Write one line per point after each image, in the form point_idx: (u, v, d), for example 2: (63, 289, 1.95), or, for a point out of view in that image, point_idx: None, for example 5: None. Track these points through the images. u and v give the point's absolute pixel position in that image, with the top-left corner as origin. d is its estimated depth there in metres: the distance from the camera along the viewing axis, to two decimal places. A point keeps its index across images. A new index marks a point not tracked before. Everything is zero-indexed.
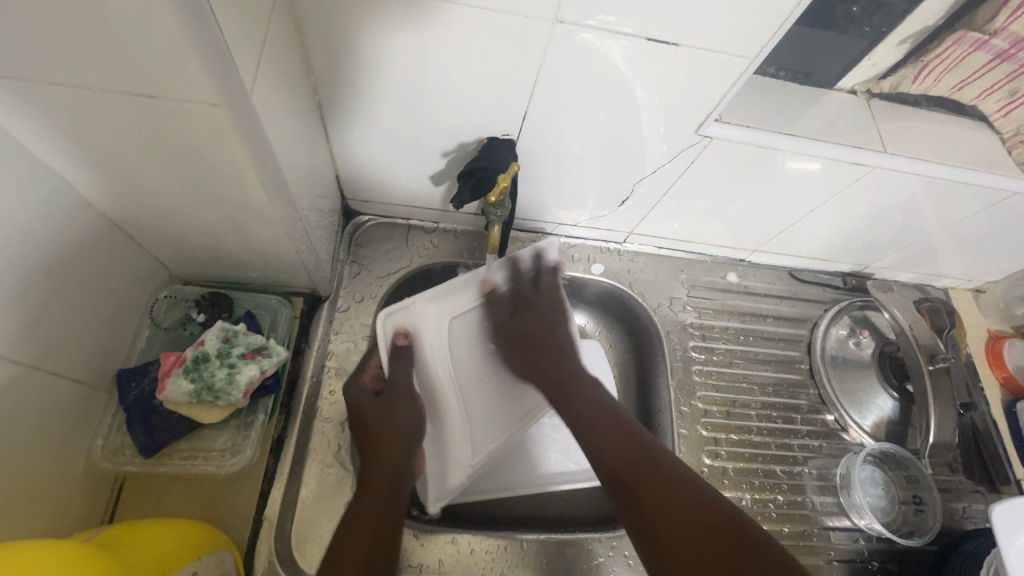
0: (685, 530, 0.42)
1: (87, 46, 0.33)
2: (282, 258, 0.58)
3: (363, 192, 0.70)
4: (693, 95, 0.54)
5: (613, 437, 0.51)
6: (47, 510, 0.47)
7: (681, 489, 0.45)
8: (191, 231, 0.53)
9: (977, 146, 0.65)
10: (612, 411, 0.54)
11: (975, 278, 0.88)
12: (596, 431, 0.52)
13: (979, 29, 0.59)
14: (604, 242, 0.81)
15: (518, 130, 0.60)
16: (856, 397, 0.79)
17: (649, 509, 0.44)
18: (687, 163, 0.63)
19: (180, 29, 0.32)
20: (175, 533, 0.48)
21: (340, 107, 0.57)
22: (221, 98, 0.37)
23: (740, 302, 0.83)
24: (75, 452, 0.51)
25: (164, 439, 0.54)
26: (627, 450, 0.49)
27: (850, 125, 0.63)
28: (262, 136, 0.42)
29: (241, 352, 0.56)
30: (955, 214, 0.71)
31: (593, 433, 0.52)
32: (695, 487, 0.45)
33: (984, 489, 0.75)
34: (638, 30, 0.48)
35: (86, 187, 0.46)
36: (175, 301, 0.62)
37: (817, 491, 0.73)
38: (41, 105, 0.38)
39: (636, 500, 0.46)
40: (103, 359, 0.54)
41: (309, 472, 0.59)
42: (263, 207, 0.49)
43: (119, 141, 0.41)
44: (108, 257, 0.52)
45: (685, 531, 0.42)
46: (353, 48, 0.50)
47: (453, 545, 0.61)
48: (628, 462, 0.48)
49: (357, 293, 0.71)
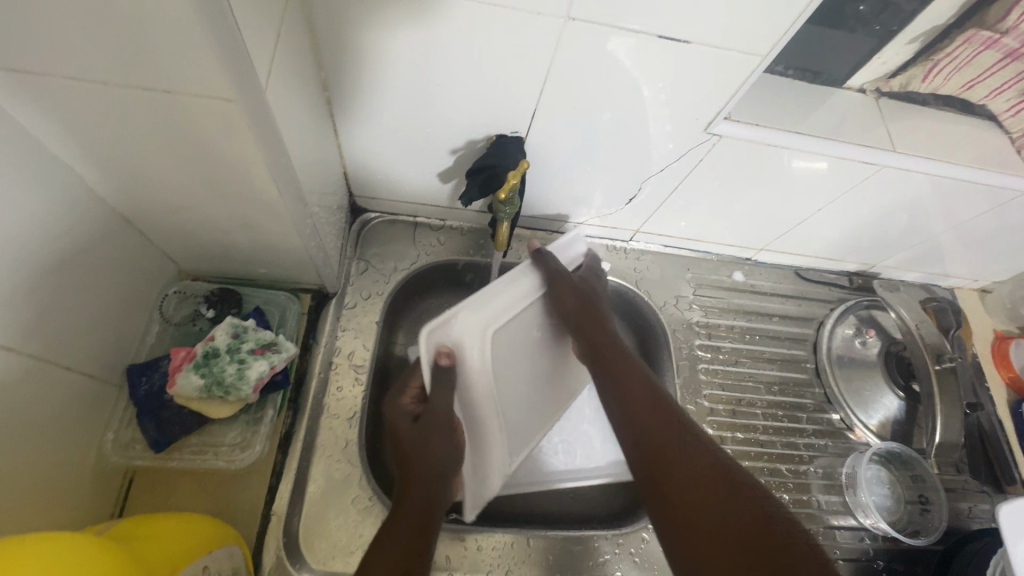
0: (701, 493, 0.40)
1: (105, 42, 0.34)
2: (291, 254, 0.58)
3: (370, 189, 0.71)
4: (703, 94, 0.54)
5: (644, 414, 0.48)
6: (59, 503, 0.47)
7: (702, 457, 0.43)
8: (201, 226, 0.54)
9: (985, 145, 0.65)
10: (645, 377, 0.52)
11: (982, 278, 0.88)
12: (626, 401, 0.50)
13: (990, 28, 0.59)
14: (610, 241, 0.81)
15: (527, 128, 0.60)
16: (861, 396, 0.79)
17: (667, 469, 0.43)
18: (695, 161, 0.63)
19: (199, 26, 0.32)
20: (187, 526, 0.49)
21: (349, 104, 0.57)
22: (236, 93, 0.37)
23: (746, 300, 0.83)
24: (87, 446, 0.51)
25: (174, 434, 0.55)
26: (653, 417, 0.48)
27: (858, 124, 0.63)
28: (276, 132, 0.42)
29: (251, 348, 0.57)
30: (963, 214, 0.71)
31: (625, 404, 0.50)
32: (717, 460, 0.43)
33: (990, 490, 0.75)
34: (648, 27, 0.48)
35: (99, 183, 0.47)
36: (185, 296, 0.62)
37: (822, 490, 0.73)
38: (56, 100, 0.38)
39: (662, 473, 0.43)
40: (114, 354, 0.54)
41: (317, 467, 0.60)
42: (274, 203, 0.49)
43: (134, 136, 0.41)
44: (119, 253, 0.52)
45: (702, 494, 0.40)
46: (364, 45, 0.50)
47: (460, 542, 0.61)
48: (653, 426, 0.47)
49: (365, 290, 0.71)
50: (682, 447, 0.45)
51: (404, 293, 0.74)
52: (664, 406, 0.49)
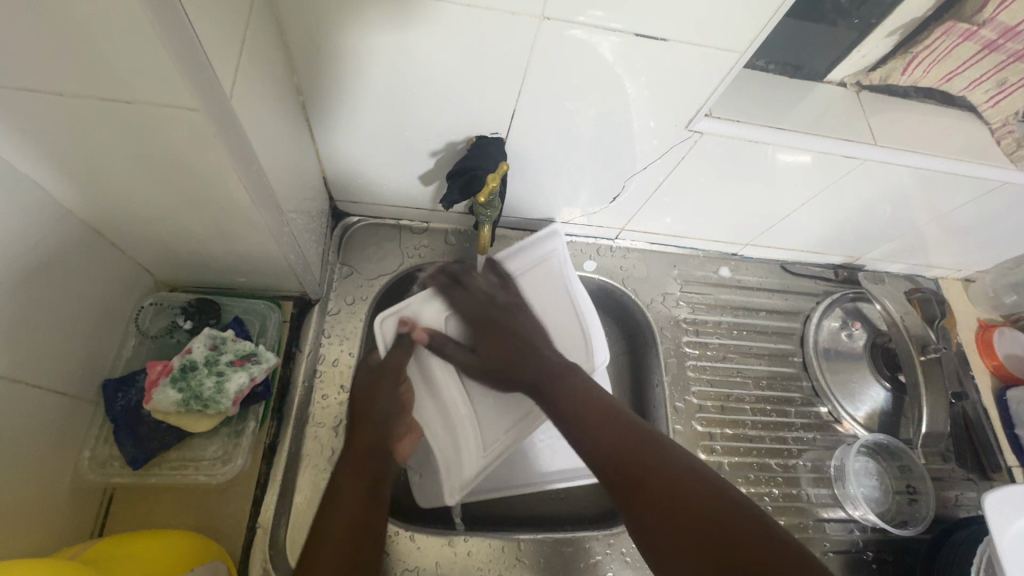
0: (667, 515, 0.45)
1: (65, 53, 0.32)
2: (268, 262, 0.57)
3: (351, 193, 0.69)
4: (683, 90, 0.54)
5: (605, 428, 0.53)
6: (33, 527, 0.46)
7: (657, 475, 0.48)
8: (173, 236, 0.52)
9: (964, 136, 0.66)
10: (593, 394, 0.57)
11: (965, 268, 0.88)
12: (587, 430, 0.53)
13: (968, 20, 0.58)
14: (596, 239, 0.81)
15: (507, 129, 0.59)
16: (849, 389, 0.80)
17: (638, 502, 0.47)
18: (678, 158, 0.63)
19: (155, 30, 0.31)
20: (170, 541, 0.48)
21: (324, 106, 0.55)
22: (202, 102, 0.36)
23: (733, 295, 0.83)
24: (63, 465, 0.50)
25: (153, 448, 0.53)
26: (610, 441, 0.52)
27: (839, 118, 0.62)
28: (244, 139, 0.41)
29: (230, 359, 0.56)
30: (944, 205, 0.71)
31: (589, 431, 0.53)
32: (671, 470, 0.48)
33: (976, 477, 0.76)
34: (626, 24, 0.47)
35: (63, 195, 0.45)
36: (161, 308, 0.61)
37: (812, 483, 0.73)
38: (14, 113, 0.37)
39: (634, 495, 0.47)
40: (88, 368, 0.53)
41: (303, 477, 0.59)
42: (248, 210, 0.48)
43: (99, 148, 0.40)
44: (88, 265, 0.51)
45: (667, 517, 0.45)
46: (338, 48, 0.49)
47: (450, 547, 0.60)
48: (614, 458, 0.50)
49: (348, 296, 0.70)
50: (646, 467, 0.49)
51: (388, 297, 0.73)
52: (612, 415, 0.54)
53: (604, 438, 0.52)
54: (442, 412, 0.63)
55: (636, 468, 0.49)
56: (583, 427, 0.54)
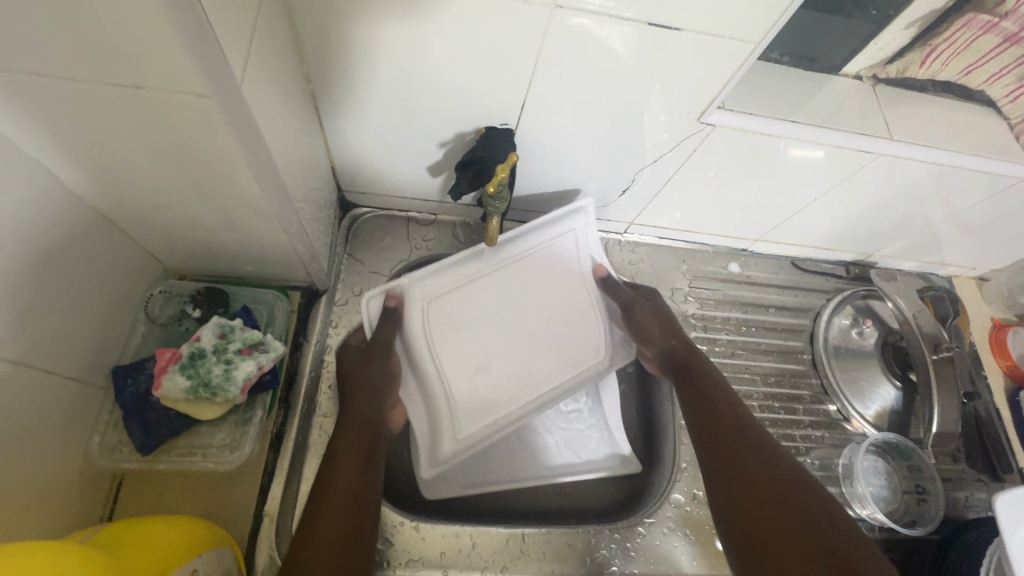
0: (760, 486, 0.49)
1: (77, 39, 0.32)
2: (277, 252, 0.57)
3: (360, 183, 0.69)
4: (697, 83, 0.53)
5: (715, 390, 0.60)
6: (45, 511, 0.46)
7: (758, 455, 0.52)
8: (184, 224, 0.52)
9: (983, 131, 0.64)
10: (702, 363, 0.64)
11: (980, 266, 0.87)
12: (693, 381, 0.62)
13: (990, 12, 0.57)
14: (605, 233, 0.81)
15: (517, 120, 0.59)
16: (858, 387, 0.79)
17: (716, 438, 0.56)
18: (689, 151, 0.62)
19: (165, 15, 0.31)
20: (178, 528, 0.49)
21: (335, 96, 0.55)
22: (212, 90, 0.36)
23: (742, 292, 0.82)
24: (73, 451, 0.50)
25: (161, 435, 0.54)
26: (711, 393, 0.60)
27: (854, 112, 0.61)
28: (254, 127, 0.41)
29: (238, 348, 0.56)
30: (960, 202, 0.70)
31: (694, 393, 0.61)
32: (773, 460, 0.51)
33: (987, 478, 0.75)
34: (639, 14, 0.46)
35: (75, 181, 0.45)
36: (171, 296, 0.61)
37: (819, 481, 0.72)
38: (28, 99, 0.37)
39: (715, 435, 0.56)
40: (98, 355, 0.53)
41: (309, 467, 0.60)
42: (258, 199, 0.48)
43: (110, 135, 0.40)
44: (100, 252, 0.51)
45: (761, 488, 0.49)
46: (348, 38, 0.49)
47: (455, 538, 0.61)
48: (710, 402, 0.59)
49: (355, 287, 0.71)
50: (746, 445, 0.53)
51: None
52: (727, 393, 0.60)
53: (710, 397, 0.60)
54: (421, 385, 0.63)
55: (724, 429, 0.56)
56: (695, 387, 0.61)
